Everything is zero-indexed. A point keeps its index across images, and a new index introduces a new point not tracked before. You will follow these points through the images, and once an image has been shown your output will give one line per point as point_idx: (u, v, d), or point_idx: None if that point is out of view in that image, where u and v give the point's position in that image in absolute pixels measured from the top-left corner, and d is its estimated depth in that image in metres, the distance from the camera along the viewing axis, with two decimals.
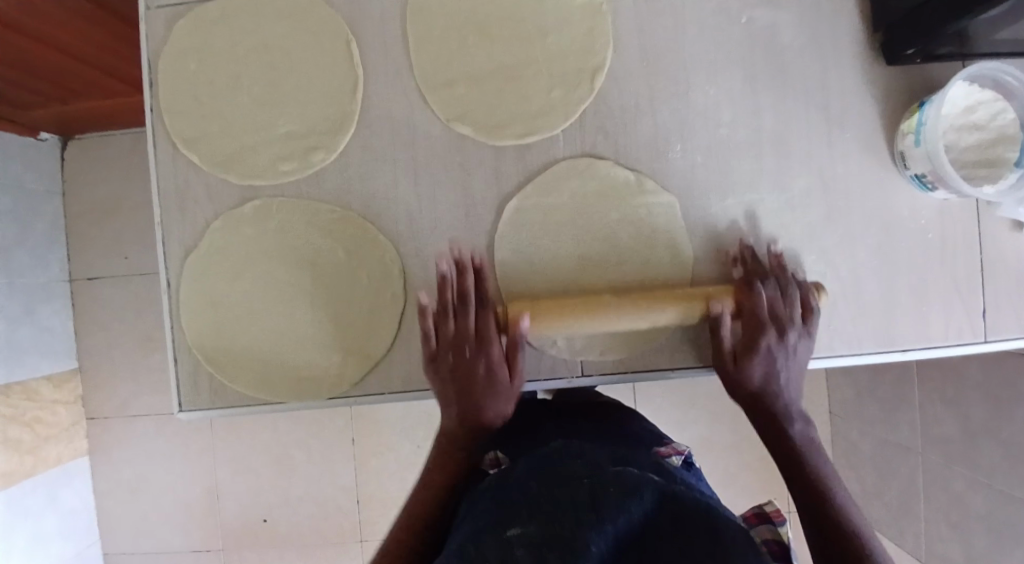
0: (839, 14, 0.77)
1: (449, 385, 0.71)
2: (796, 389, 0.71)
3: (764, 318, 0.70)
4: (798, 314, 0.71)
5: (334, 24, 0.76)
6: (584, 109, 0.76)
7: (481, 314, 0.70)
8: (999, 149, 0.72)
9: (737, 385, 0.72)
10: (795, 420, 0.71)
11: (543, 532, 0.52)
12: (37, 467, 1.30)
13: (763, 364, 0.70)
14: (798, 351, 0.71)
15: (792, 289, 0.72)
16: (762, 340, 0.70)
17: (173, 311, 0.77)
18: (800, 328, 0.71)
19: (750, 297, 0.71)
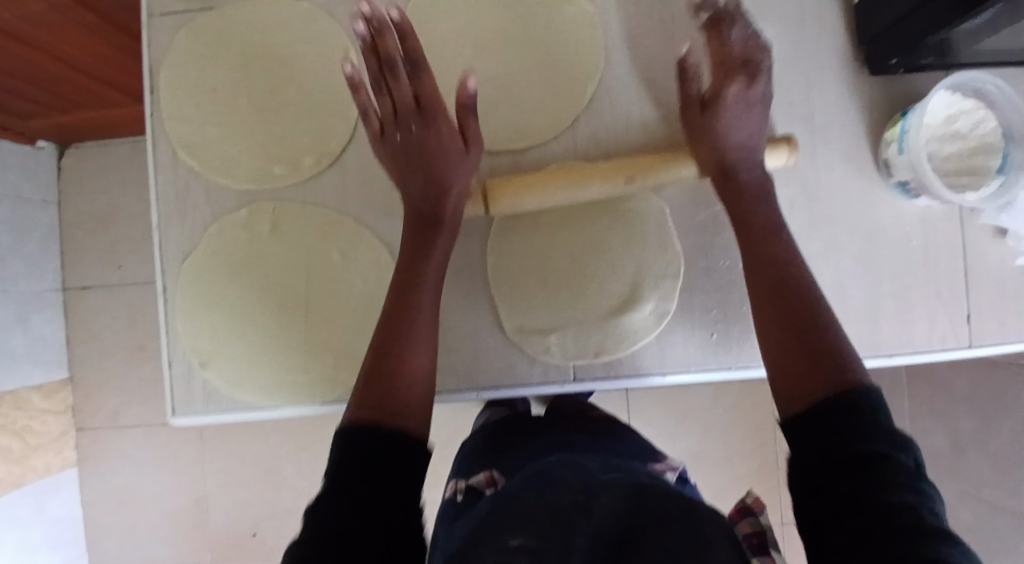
0: (823, 29, 0.79)
1: (401, 151, 0.70)
2: (753, 124, 0.70)
3: (728, 63, 0.71)
4: (748, 58, 0.71)
5: (333, 34, 0.77)
6: (577, 118, 0.78)
7: (418, 78, 0.69)
8: (979, 157, 0.74)
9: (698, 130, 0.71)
10: (752, 166, 0.70)
11: (540, 538, 0.54)
12: (25, 477, 1.30)
13: (728, 109, 0.70)
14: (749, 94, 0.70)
15: (752, 32, 0.72)
16: (725, 85, 0.70)
17: (167, 315, 0.77)
18: (759, 70, 0.71)
19: (716, 38, 0.71)
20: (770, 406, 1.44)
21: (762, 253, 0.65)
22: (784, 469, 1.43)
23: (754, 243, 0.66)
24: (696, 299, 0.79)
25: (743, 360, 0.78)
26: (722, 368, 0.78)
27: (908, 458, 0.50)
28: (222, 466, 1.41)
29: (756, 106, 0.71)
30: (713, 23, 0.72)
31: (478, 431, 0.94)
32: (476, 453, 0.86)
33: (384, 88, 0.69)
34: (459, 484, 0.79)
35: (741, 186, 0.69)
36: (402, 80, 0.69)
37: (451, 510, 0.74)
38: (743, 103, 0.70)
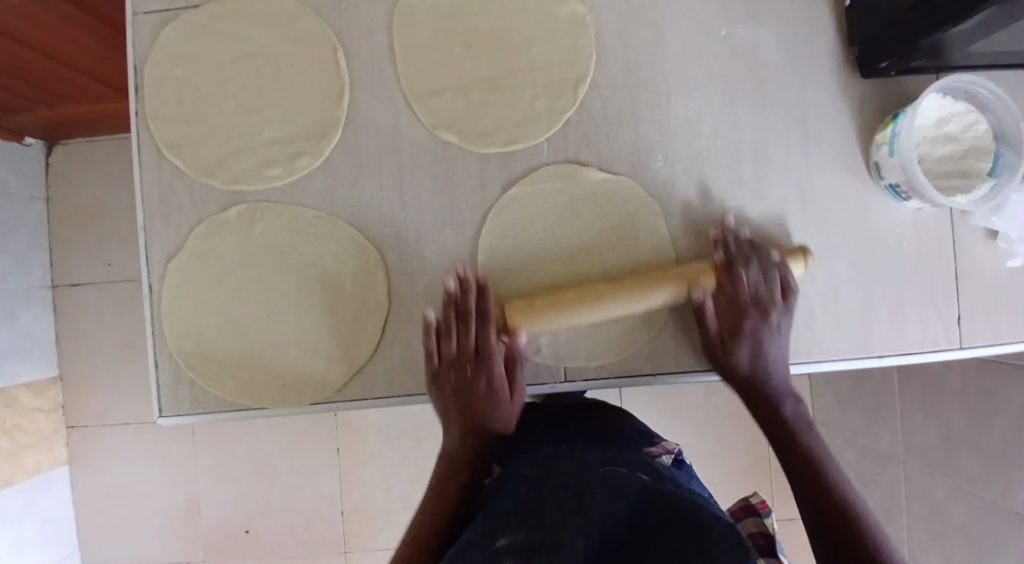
0: (816, 29, 0.78)
1: (452, 398, 0.73)
2: (780, 358, 0.74)
3: (746, 301, 0.73)
4: (775, 295, 0.74)
5: (321, 33, 0.76)
6: (568, 119, 0.77)
7: (483, 333, 0.72)
8: (970, 160, 0.74)
9: (726, 364, 0.74)
10: (787, 397, 0.75)
11: (533, 540, 0.55)
12: (16, 475, 1.29)
13: (750, 347, 0.73)
14: (778, 329, 0.74)
15: (772, 272, 0.74)
16: (747, 324, 0.73)
17: (154, 316, 0.77)
18: (782, 309, 0.74)
19: (731, 282, 0.74)
20: None
21: (792, 471, 0.72)
22: (775, 466, 1.44)
23: (788, 456, 0.73)
24: None
25: None
26: (713, 369, 0.78)
27: None
28: (214, 464, 1.41)
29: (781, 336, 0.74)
30: (726, 267, 0.74)
31: None
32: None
33: (451, 336, 0.72)
34: None
35: (772, 415, 0.75)
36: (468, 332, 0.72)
37: None
38: (764, 336, 0.73)
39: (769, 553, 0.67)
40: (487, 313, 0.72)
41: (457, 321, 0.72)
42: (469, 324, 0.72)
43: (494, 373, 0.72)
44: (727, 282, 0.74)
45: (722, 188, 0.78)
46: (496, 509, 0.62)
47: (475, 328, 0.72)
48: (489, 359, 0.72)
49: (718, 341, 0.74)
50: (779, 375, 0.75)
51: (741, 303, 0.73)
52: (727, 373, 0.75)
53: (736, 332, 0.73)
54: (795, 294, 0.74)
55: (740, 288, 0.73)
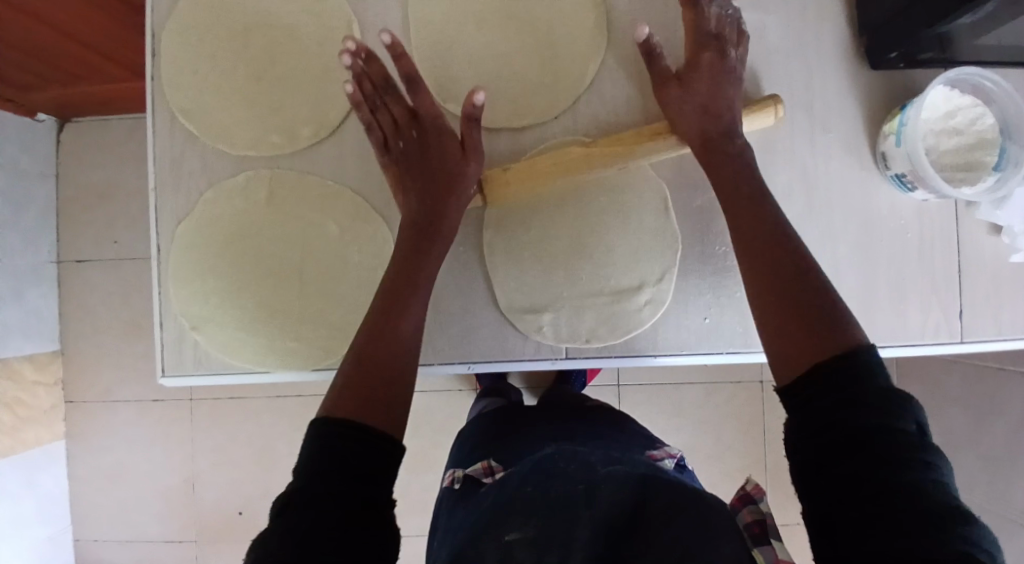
0: (825, 20, 0.79)
1: (405, 159, 0.73)
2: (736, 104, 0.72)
3: (703, 37, 0.72)
4: (729, 30, 0.73)
5: (337, 6, 0.77)
6: (578, 100, 0.78)
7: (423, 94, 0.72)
8: (975, 153, 0.75)
9: (677, 114, 0.72)
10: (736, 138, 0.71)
11: (545, 536, 0.55)
12: (14, 448, 1.29)
13: (704, 82, 0.71)
14: (731, 65, 0.72)
15: (730, 11, 0.73)
16: (700, 58, 0.72)
17: (160, 277, 0.77)
18: (736, 48, 0.73)
19: (691, 13, 0.72)
20: (761, 405, 1.44)
21: (756, 252, 0.63)
22: (774, 468, 1.43)
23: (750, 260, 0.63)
24: (690, 283, 0.79)
25: (736, 344, 0.78)
26: (713, 353, 0.78)
27: (911, 423, 0.50)
28: (212, 445, 1.41)
29: (735, 79, 0.72)
30: (690, 1, 0.72)
31: (478, 421, 0.95)
32: (472, 445, 0.86)
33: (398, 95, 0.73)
34: (458, 471, 0.80)
35: (730, 164, 0.69)
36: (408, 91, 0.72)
37: (452, 499, 0.75)
38: (721, 73, 0.72)
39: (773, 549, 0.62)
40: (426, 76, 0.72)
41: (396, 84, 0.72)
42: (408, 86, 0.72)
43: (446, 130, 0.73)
44: (687, 16, 0.72)
45: None
46: (501, 498, 0.61)
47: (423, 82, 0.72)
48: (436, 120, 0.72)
49: (670, 78, 0.73)
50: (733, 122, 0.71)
51: (697, 32, 0.72)
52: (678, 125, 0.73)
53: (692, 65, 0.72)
54: (748, 37, 0.74)
55: (696, 18, 0.72)
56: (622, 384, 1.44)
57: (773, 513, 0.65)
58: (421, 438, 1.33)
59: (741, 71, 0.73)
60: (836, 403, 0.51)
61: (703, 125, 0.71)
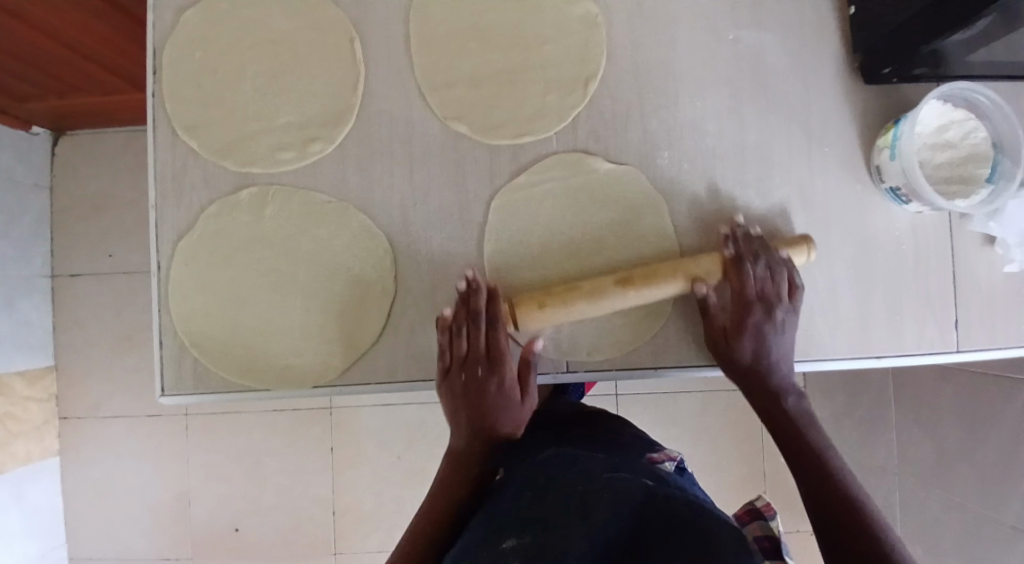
0: (821, 36, 0.81)
1: (462, 401, 0.72)
2: (782, 351, 0.75)
3: (752, 297, 0.73)
4: (780, 290, 0.74)
5: (339, 23, 0.78)
6: (578, 114, 0.79)
7: (491, 335, 0.72)
8: (969, 167, 0.76)
9: (728, 356, 0.75)
10: (787, 390, 0.75)
11: (538, 544, 0.55)
12: (6, 464, 1.27)
13: (754, 342, 0.74)
14: (782, 322, 0.74)
15: (779, 269, 0.74)
16: (751, 320, 0.73)
17: (160, 295, 0.77)
18: (788, 306, 0.74)
19: (738, 275, 0.73)
20: (757, 415, 1.45)
21: (801, 448, 0.72)
22: (772, 479, 1.44)
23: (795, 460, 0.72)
24: (689, 294, 0.79)
25: None
26: (713, 366, 0.79)
27: None
28: (207, 460, 1.39)
29: (784, 334, 0.75)
30: (733, 261, 0.74)
31: None
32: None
33: (461, 337, 0.72)
34: None
35: (774, 408, 0.75)
36: (475, 337, 0.72)
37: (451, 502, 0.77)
38: (769, 332, 0.74)
39: (775, 555, 0.64)
40: (498, 317, 0.72)
41: (467, 326, 0.72)
42: (479, 329, 0.72)
43: (506, 376, 0.72)
44: (735, 277, 0.73)
45: (727, 183, 0.79)
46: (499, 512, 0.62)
47: (485, 328, 0.72)
48: (499, 360, 0.72)
49: (721, 335, 0.74)
50: (779, 371, 0.75)
51: (748, 296, 0.73)
52: (728, 367, 0.76)
53: (743, 301, 0.73)
54: (801, 289, 0.75)
55: (747, 280, 0.73)
56: (619, 395, 1.44)
57: (781, 529, 0.67)
58: None
59: (792, 326, 0.75)
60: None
61: (750, 369, 0.75)
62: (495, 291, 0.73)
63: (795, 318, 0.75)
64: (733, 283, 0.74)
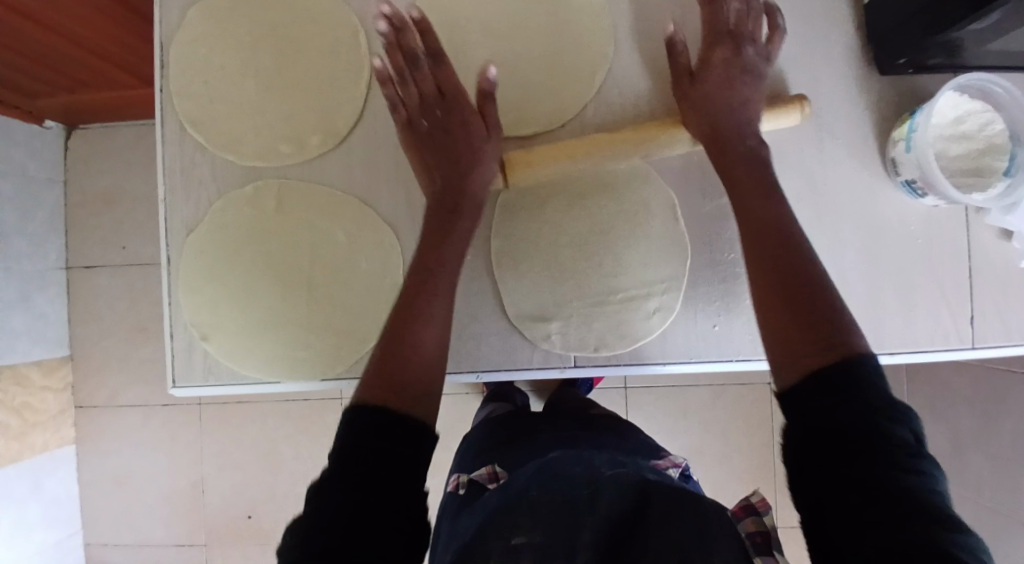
0: (834, 25, 0.79)
1: (425, 143, 0.72)
2: (755, 92, 0.72)
3: (723, 32, 0.73)
4: (756, 29, 0.73)
5: (345, 16, 0.78)
6: (584, 107, 0.78)
7: (439, 70, 0.72)
8: (987, 158, 0.74)
9: (691, 91, 0.72)
10: (749, 134, 0.70)
11: (551, 544, 0.55)
12: (23, 453, 1.30)
13: (721, 76, 0.71)
14: (754, 59, 0.72)
15: (755, 3, 0.73)
16: (718, 53, 0.72)
17: (170, 287, 0.78)
18: (757, 44, 0.73)
19: (712, 10, 0.73)
20: (770, 407, 1.43)
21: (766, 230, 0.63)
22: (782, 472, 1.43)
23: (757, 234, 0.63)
24: (698, 290, 0.79)
25: (744, 351, 0.78)
26: (721, 362, 0.78)
27: (908, 433, 0.50)
28: (219, 451, 1.41)
29: (753, 77, 0.72)
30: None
31: (484, 424, 0.95)
32: (479, 445, 0.87)
33: (406, 81, 0.73)
34: (461, 477, 0.81)
35: (745, 151, 0.69)
36: (425, 75, 0.72)
37: (454, 505, 0.75)
38: (738, 70, 0.71)
39: (766, 552, 0.60)
40: (440, 54, 0.72)
41: (410, 66, 0.72)
42: (422, 66, 0.72)
43: (462, 110, 0.72)
44: (708, 12, 0.73)
45: None
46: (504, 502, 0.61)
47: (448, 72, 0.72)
48: (455, 102, 0.72)
49: (686, 76, 0.73)
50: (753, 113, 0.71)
51: (719, 29, 0.73)
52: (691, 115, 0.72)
53: (715, 31, 0.73)
54: (778, 31, 0.74)
55: (721, 13, 0.73)
56: (629, 387, 1.44)
57: (776, 527, 0.64)
58: None
59: (765, 67, 0.73)
60: (835, 403, 0.52)
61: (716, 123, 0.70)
62: (421, 14, 0.71)
63: (765, 58, 0.73)
64: (709, 25, 0.73)
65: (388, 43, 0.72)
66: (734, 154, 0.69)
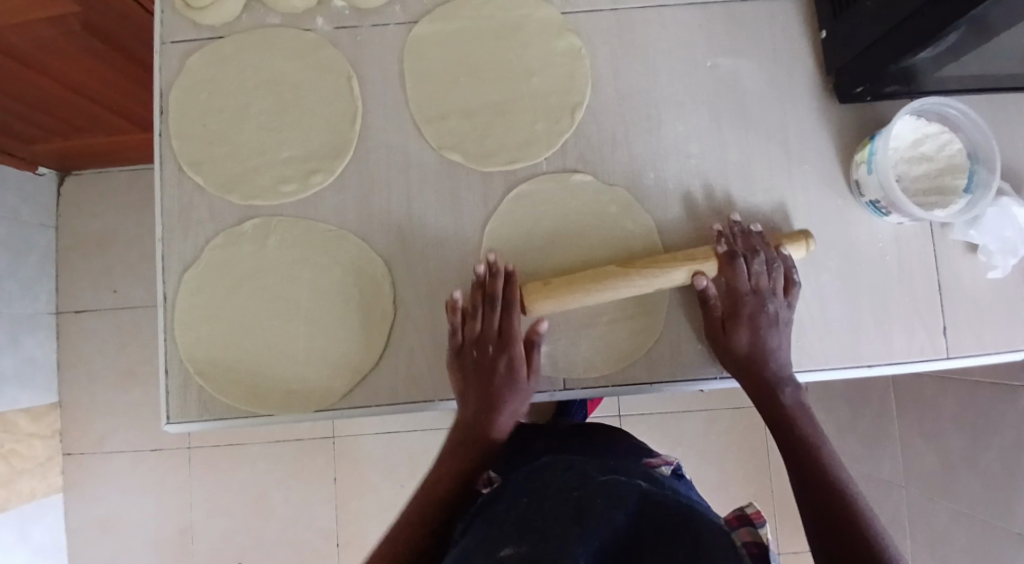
0: (796, 59, 0.84)
1: (479, 399, 0.75)
2: (781, 347, 0.77)
3: (749, 289, 0.76)
4: (777, 285, 0.77)
5: (337, 62, 0.82)
6: (565, 141, 0.82)
7: (507, 324, 0.75)
8: (946, 177, 0.79)
9: (726, 344, 0.77)
10: (785, 385, 0.76)
11: (536, 552, 0.54)
12: (10, 501, 1.27)
13: (749, 334, 0.76)
14: (779, 316, 0.77)
15: (776, 264, 0.77)
16: (746, 310, 0.76)
17: (166, 324, 0.79)
18: (782, 300, 0.77)
19: (732, 272, 0.76)
20: (763, 433, 1.45)
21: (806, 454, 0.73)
22: (779, 496, 1.44)
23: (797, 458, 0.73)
24: (681, 309, 0.81)
25: None
26: (706, 378, 0.81)
27: None
28: (210, 494, 1.40)
29: (779, 330, 0.77)
30: (728, 256, 0.76)
31: None
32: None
33: (477, 319, 0.75)
34: None
35: (777, 404, 0.76)
36: (494, 322, 0.75)
37: None
38: (765, 327, 0.77)
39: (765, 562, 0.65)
40: (514, 305, 0.74)
41: (486, 306, 0.75)
42: (496, 314, 0.75)
43: (514, 359, 0.75)
44: (728, 273, 0.76)
45: (711, 203, 0.82)
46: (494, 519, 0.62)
47: (499, 311, 0.75)
48: (510, 341, 0.75)
49: (720, 328, 0.77)
50: (780, 364, 0.77)
51: (741, 290, 0.76)
52: (727, 359, 0.78)
53: (738, 294, 0.76)
54: (796, 286, 0.78)
55: (741, 276, 0.76)
56: (623, 415, 1.45)
57: (768, 536, 0.69)
58: None
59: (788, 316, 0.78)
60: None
61: (751, 359, 0.76)
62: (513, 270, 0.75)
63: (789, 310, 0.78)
64: (727, 283, 0.76)
65: (479, 282, 0.75)
66: (775, 402, 0.76)
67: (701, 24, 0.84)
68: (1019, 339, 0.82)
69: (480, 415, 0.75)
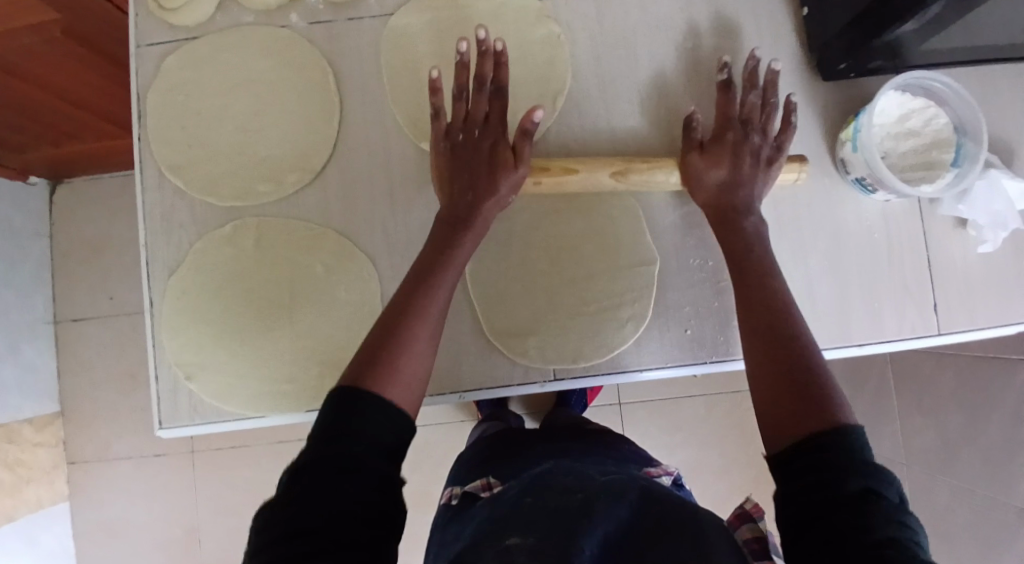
0: (779, 38, 0.83)
1: (452, 159, 0.73)
2: (757, 185, 0.75)
3: (738, 119, 0.76)
4: (768, 123, 0.77)
5: (314, 59, 0.81)
6: (548, 130, 0.82)
7: (496, 101, 0.74)
8: (933, 152, 0.78)
9: (700, 172, 0.75)
10: (749, 214, 0.74)
11: (544, 543, 0.53)
12: (17, 510, 1.28)
13: (727, 157, 0.74)
14: (760, 151, 0.76)
15: (771, 102, 0.77)
16: (731, 137, 0.75)
17: (154, 329, 0.79)
18: (765, 138, 0.76)
19: (726, 98, 0.76)
20: None
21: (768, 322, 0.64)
22: None
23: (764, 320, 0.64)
24: (669, 297, 0.81)
25: (718, 352, 0.80)
26: (696, 364, 0.80)
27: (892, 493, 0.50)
28: (215, 496, 1.40)
29: (759, 165, 0.75)
30: (725, 85, 0.77)
31: (479, 444, 0.98)
32: (472, 467, 0.89)
33: (462, 100, 0.74)
34: (454, 490, 0.83)
35: (737, 231, 0.72)
36: (483, 99, 0.74)
37: (447, 515, 0.77)
38: (747, 153, 0.75)
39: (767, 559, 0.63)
40: (503, 90, 0.74)
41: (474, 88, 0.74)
42: (485, 91, 0.74)
43: (497, 142, 0.73)
44: (724, 97, 0.77)
45: None
46: (495, 513, 0.62)
47: (488, 97, 0.74)
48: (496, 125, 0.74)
49: (698, 150, 0.75)
50: (749, 196, 0.74)
51: (731, 116, 0.76)
52: (698, 188, 0.75)
53: (728, 118, 0.76)
54: (789, 129, 0.77)
55: (732, 104, 0.76)
56: (623, 403, 1.45)
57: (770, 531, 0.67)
58: (423, 475, 1.34)
59: (771, 156, 0.76)
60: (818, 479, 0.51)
61: (722, 208, 0.74)
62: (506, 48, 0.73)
63: (778, 155, 0.76)
64: (723, 108, 0.77)
65: (461, 58, 0.72)
66: (739, 232, 0.72)
67: (682, 6, 0.83)
68: (1012, 314, 0.82)
69: (462, 200, 0.72)
